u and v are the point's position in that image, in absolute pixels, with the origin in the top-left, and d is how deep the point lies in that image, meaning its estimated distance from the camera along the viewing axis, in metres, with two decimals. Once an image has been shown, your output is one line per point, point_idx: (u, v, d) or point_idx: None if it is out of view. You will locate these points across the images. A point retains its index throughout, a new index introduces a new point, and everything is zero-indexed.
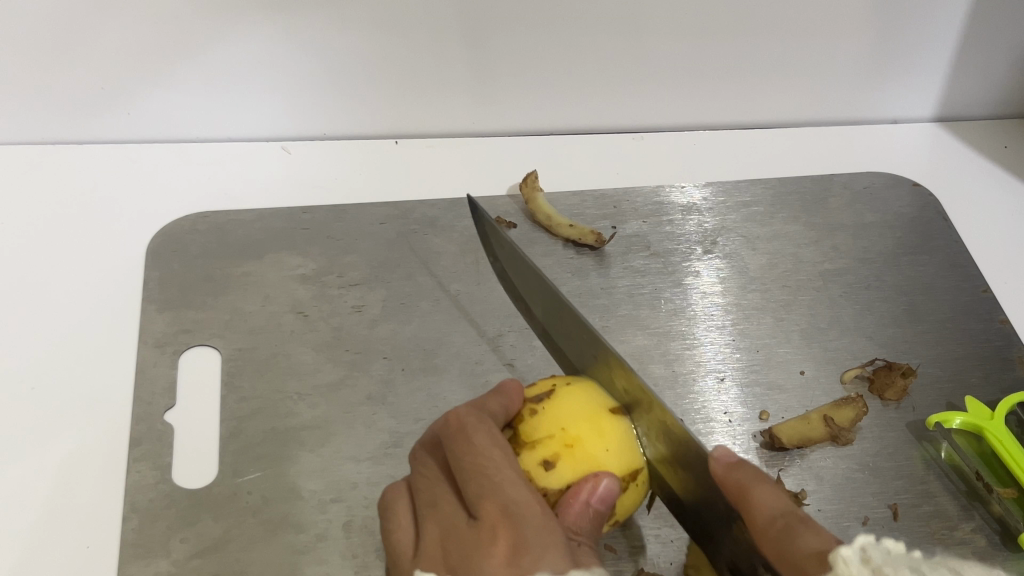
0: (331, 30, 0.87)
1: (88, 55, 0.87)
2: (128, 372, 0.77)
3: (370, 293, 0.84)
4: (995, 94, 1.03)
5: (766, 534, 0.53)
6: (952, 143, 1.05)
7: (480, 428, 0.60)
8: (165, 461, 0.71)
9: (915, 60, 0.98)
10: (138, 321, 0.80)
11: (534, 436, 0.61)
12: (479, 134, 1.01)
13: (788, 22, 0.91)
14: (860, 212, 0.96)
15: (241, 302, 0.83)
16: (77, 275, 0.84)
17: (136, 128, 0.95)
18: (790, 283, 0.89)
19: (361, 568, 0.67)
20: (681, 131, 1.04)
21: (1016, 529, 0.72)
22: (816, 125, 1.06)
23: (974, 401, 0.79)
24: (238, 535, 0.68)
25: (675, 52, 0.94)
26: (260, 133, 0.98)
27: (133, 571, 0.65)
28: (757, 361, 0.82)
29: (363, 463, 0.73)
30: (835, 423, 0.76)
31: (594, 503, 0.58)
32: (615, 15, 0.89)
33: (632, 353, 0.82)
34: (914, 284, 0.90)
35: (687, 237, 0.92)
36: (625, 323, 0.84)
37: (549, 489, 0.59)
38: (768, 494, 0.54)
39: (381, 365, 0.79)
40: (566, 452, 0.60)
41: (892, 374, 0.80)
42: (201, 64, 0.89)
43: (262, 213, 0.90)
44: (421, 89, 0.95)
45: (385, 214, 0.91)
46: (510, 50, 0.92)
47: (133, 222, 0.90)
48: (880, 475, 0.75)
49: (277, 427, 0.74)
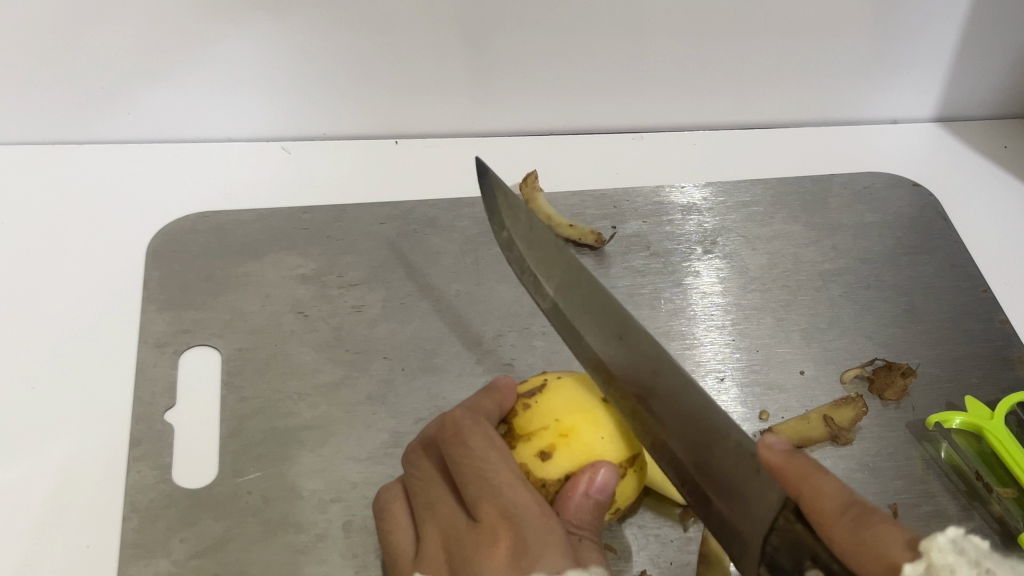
0: (331, 28, 0.87)
1: (86, 54, 0.86)
2: (129, 372, 0.77)
3: (370, 293, 0.84)
4: (995, 93, 1.03)
5: (834, 527, 0.46)
6: (951, 143, 1.05)
7: (477, 429, 0.60)
8: (165, 461, 0.71)
9: (914, 59, 0.98)
10: (138, 321, 0.80)
11: (529, 428, 0.61)
12: (478, 134, 1.01)
13: (787, 22, 0.91)
14: (860, 212, 0.96)
15: (241, 302, 0.83)
16: (77, 275, 0.84)
17: (135, 128, 0.95)
18: (789, 283, 0.89)
19: (362, 568, 0.67)
20: (681, 131, 1.04)
21: (1016, 529, 0.72)
22: (816, 125, 1.06)
23: (974, 401, 0.79)
24: (238, 535, 0.68)
25: (675, 51, 0.94)
26: (260, 133, 0.98)
27: (133, 571, 0.65)
28: (757, 361, 0.82)
29: (363, 463, 0.73)
30: (835, 423, 0.76)
31: (594, 494, 0.58)
32: (615, 15, 0.89)
33: (608, 323, 0.64)
34: (913, 284, 0.90)
35: (687, 237, 0.92)
36: (587, 299, 0.65)
37: (549, 480, 0.59)
38: (837, 483, 0.47)
39: (381, 365, 0.79)
40: (561, 442, 0.60)
41: (892, 374, 0.80)
42: (201, 64, 0.89)
43: (262, 213, 0.90)
44: (421, 89, 0.95)
45: (385, 214, 0.91)
46: (509, 50, 0.92)
47: (133, 223, 0.90)
48: (879, 475, 0.75)
49: (277, 427, 0.74)
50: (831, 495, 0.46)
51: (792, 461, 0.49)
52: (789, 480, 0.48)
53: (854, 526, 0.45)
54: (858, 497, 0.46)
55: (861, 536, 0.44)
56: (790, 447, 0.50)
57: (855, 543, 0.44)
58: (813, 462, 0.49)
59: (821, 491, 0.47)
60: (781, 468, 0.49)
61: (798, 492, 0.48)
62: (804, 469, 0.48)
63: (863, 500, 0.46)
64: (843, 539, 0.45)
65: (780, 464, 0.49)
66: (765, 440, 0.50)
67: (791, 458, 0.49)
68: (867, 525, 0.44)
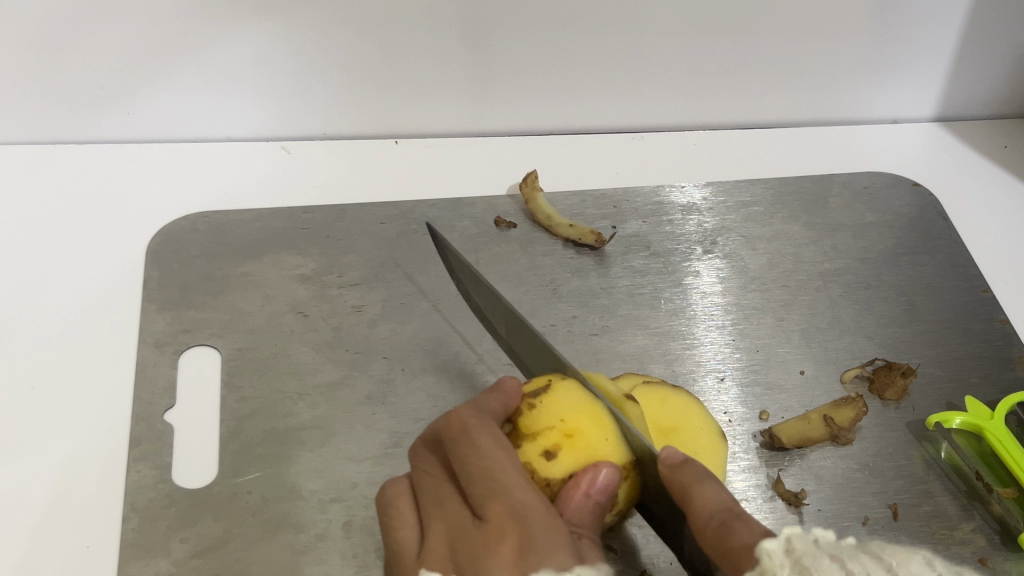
0: (329, 28, 0.87)
1: (86, 56, 0.87)
2: (129, 373, 0.77)
3: (370, 293, 0.84)
4: (995, 93, 1.03)
5: (704, 534, 0.51)
6: (952, 143, 1.05)
7: (483, 429, 0.60)
8: (165, 461, 0.71)
9: (913, 61, 0.98)
10: (138, 321, 0.80)
11: (534, 428, 0.62)
12: (479, 134, 1.01)
13: (788, 23, 0.91)
14: (860, 212, 0.96)
15: (241, 302, 0.83)
16: (77, 275, 0.84)
17: (134, 128, 0.96)
18: (790, 283, 0.89)
19: (362, 568, 0.67)
20: (681, 131, 1.04)
21: (1016, 529, 0.72)
22: (815, 125, 1.06)
23: (974, 401, 0.79)
24: (238, 535, 0.68)
25: (675, 51, 0.94)
26: (260, 133, 0.98)
27: (133, 571, 0.65)
28: (757, 361, 0.82)
29: (363, 463, 0.73)
30: (835, 423, 0.76)
31: (595, 495, 0.58)
32: (615, 16, 0.89)
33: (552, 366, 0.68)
34: (913, 284, 0.90)
35: (687, 237, 0.92)
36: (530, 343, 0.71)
37: (552, 480, 0.60)
38: (712, 492, 0.53)
39: (381, 365, 0.79)
40: (567, 442, 0.60)
41: (892, 374, 0.80)
42: (200, 64, 0.89)
43: (262, 213, 0.90)
44: (420, 89, 0.95)
45: (386, 214, 0.91)
46: (509, 52, 0.92)
47: (133, 223, 0.89)
48: (879, 475, 0.75)
49: (277, 427, 0.74)
50: (704, 502, 0.52)
51: (678, 470, 0.55)
52: (675, 491, 0.54)
53: (717, 532, 0.50)
54: (728, 503, 0.52)
55: (722, 543, 0.49)
56: (683, 460, 0.56)
57: (718, 548, 0.50)
58: (699, 470, 0.54)
59: (699, 500, 0.52)
60: (668, 478, 0.55)
61: (682, 501, 0.54)
62: (685, 480, 0.54)
63: (730, 508, 0.51)
64: (710, 544, 0.50)
65: (669, 475, 0.55)
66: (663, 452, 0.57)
67: (679, 468, 0.55)
68: (727, 531, 0.49)
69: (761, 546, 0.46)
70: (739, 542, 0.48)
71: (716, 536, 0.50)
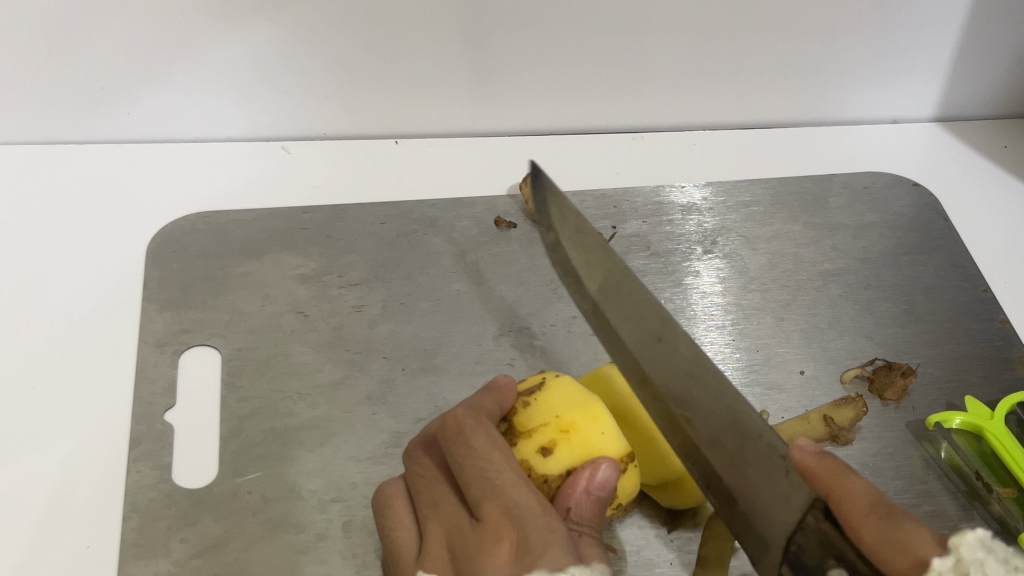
0: (330, 29, 0.87)
1: (86, 56, 0.87)
2: (129, 373, 0.77)
3: (370, 293, 0.84)
4: (996, 94, 1.03)
5: (857, 525, 0.50)
6: (951, 143, 1.05)
7: (478, 429, 0.60)
8: (165, 461, 0.71)
9: (913, 61, 0.98)
10: (138, 321, 0.80)
11: (529, 425, 0.62)
12: (479, 135, 1.01)
13: (788, 23, 0.91)
14: (859, 212, 0.96)
15: (241, 303, 0.83)
16: (77, 275, 0.84)
17: (134, 128, 0.96)
18: (790, 283, 0.89)
19: (362, 568, 0.67)
20: (681, 131, 1.04)
21: (1016, 529, 0.72)
22: (815, 125, 1.06)
23: (974, 401, 0.79)
24: (238, 535, 0.68)
25: (675, 51, 0.94)
26: (260, 132, 0.98)
27: (133, 570, 0.65)
28: (757, 361, 0.82)
29: (363, 463, 0.73)
30: (835, 423, 0.77)
31: (594, 491, 0.59)
32: (615, 16, 0.89)
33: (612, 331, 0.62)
34: (913, 284, 0.90)
35: (687, 237, 0.92)
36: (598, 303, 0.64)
37: (550, 477, 0.60)
38: (861, 484, 0.51)
39: (381, 365, 0.79)
40: (562, 438, 0.61)
41: (892, 374, 0.81)
42: (200, 63, 0.89)
43: (262, 213, 0.90)
44: (421, 88, 0.95)
45: (385, 214, 0.91)
46: (509, 52, 0.92)
47: (134, 223, 0.90)
48: (879, 475, 0.75)
49: (277, 427, 0.74)
50: (857, 494, 0.51)
51: (823, 461, 0.53)
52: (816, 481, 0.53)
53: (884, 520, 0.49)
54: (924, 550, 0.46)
55: (890, 530, 0.48)
56: (821, 450, 0.54)
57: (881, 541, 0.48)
58: (840, 464, 0.53)
59: (849, 489, 0.51)
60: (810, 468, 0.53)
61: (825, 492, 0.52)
62: (831, 470, 0.52)
63: (889, 501, 0.50)
64: (870, 533, 0.49)
65: (812, 466, 0.53)
66: (798, 442, 0.55)
67: (823, 458, 0.53)
68: (895, 522, 0.48)
69: (963, 536, 0.45)
70: (916, 534, 0.47)
71: (878, 528, 0.49)
